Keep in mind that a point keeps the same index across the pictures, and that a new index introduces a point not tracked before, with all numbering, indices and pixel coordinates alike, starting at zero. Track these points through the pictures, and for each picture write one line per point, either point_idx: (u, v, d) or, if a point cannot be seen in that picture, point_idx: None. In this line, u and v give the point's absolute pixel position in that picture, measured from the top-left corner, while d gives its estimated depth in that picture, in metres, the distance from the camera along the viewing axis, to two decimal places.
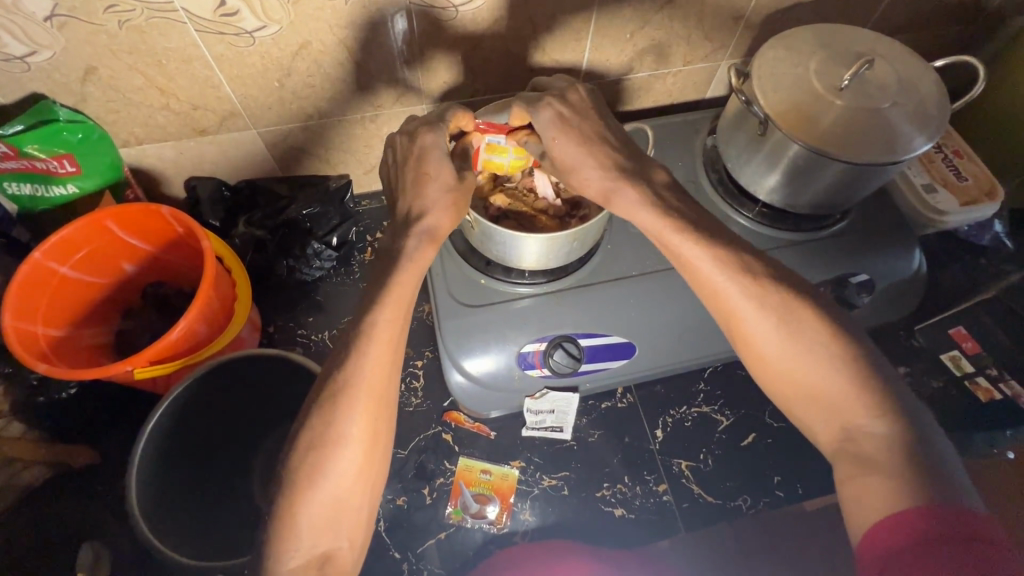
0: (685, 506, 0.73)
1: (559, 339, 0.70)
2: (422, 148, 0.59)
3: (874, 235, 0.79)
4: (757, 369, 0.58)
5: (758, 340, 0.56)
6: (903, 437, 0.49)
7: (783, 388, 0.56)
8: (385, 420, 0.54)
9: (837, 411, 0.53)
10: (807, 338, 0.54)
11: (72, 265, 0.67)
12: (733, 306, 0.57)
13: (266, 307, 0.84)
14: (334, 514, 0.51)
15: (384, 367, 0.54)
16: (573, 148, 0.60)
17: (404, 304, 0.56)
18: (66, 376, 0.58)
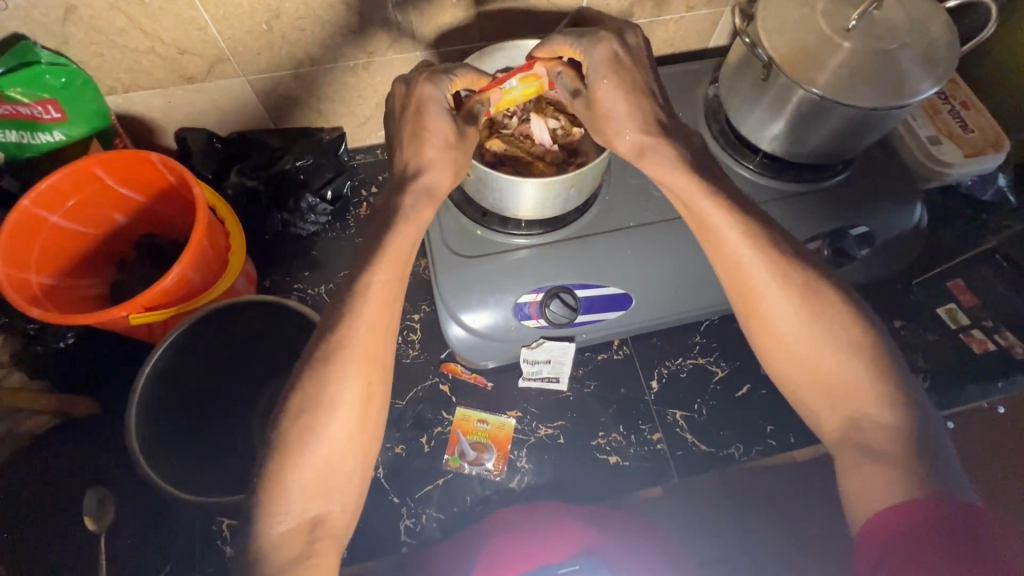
0: (678, 453, 0.75)
1: (555, 290, 0.70)
2: (422, 98, 0.59)
3: (875, 186, 0.78)
4: (767, 348, 0.58)
5: (776, 316, 0.57)
6: (907, 428, 0.51)
7: (793, 365, 0.56)
8: (376, 387, 0.55)
9: (848, 398, 0.54)
10: (825, 321, 0.55)
11: (63, 214, 0.66)
12: (753, 280, 0.57)
13: (261, 261, 0.84)
14: (324, 479, 0.52)
15: (379, 332, 0.55)
16: (615, 94, 0.60)
17: (397, 265, 0.57)
18: (61, 321, 0.58)
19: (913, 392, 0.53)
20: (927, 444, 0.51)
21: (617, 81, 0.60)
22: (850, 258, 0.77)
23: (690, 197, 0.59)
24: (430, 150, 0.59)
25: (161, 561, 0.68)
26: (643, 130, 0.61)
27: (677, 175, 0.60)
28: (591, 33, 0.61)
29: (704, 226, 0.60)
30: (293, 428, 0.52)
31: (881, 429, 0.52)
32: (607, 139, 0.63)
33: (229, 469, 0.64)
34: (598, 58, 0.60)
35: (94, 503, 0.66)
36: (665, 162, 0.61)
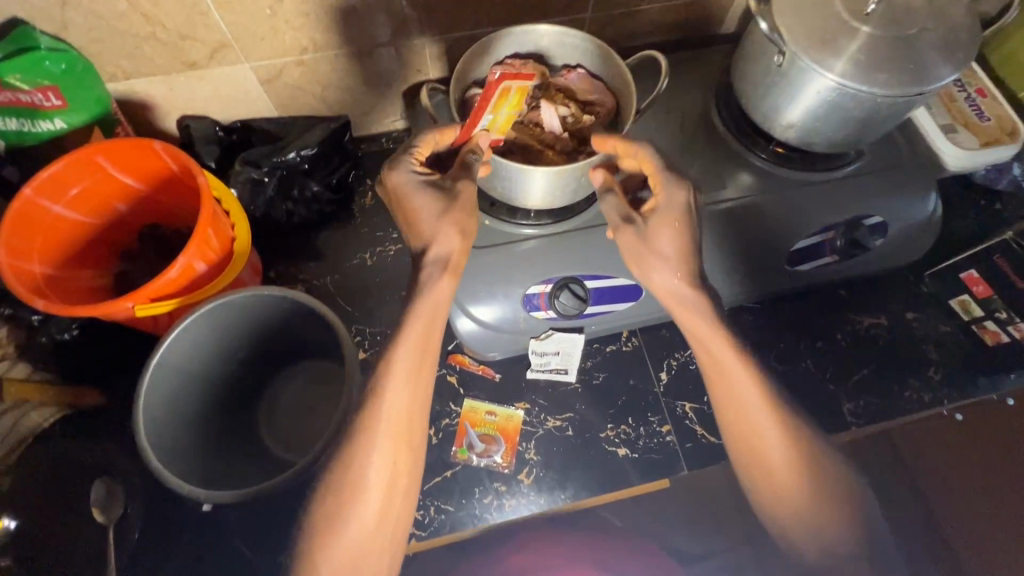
0: (688, 445, 0.74)
1: (564, 281, 0.69)
2: (395, 187, 0.61)
3: (889, 174, 0.77)
4: (762, 485, 0.60)
5: (768, 455, 0.59)
6: (869, 543, 0.57)
7: (785, 495, 0.59)
8: (404, 464, 0.57)
9: (815, 522, 0.58)
10: (802, 445, 0.59)
11: (66, 204, 0.65)
12: (741, 403, 0.60)
13: (266, 252, 0.83)
14: (353, 560, 0.54)
15: (406, 404, 0.57)
16: (670, 241, 0.60)
17: (422, 326, 0.58)
18: (65, 313, 0.57)
19: (867, 505, 0.58)
20: (882, 562, 0.56)
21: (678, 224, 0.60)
22: (867, 248, 0.76)
23: (706, 339, 0.61)
24: (426, 223, 0.59)
25: (170, 551, 0.68)
26: (688, 281, 0.61)
27: (700, 318, 0.61)
28: (677, 173, 0.61)
29: (715, 367, 0.61)
30: (323, 511, 0.54)
31: (843, 549, 0.56)
32: (647, 279, 0.63)
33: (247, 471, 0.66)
34: (671, 201, 0.61)
35: (102, 494, 0.67)
36: (693, 306, 0.62)
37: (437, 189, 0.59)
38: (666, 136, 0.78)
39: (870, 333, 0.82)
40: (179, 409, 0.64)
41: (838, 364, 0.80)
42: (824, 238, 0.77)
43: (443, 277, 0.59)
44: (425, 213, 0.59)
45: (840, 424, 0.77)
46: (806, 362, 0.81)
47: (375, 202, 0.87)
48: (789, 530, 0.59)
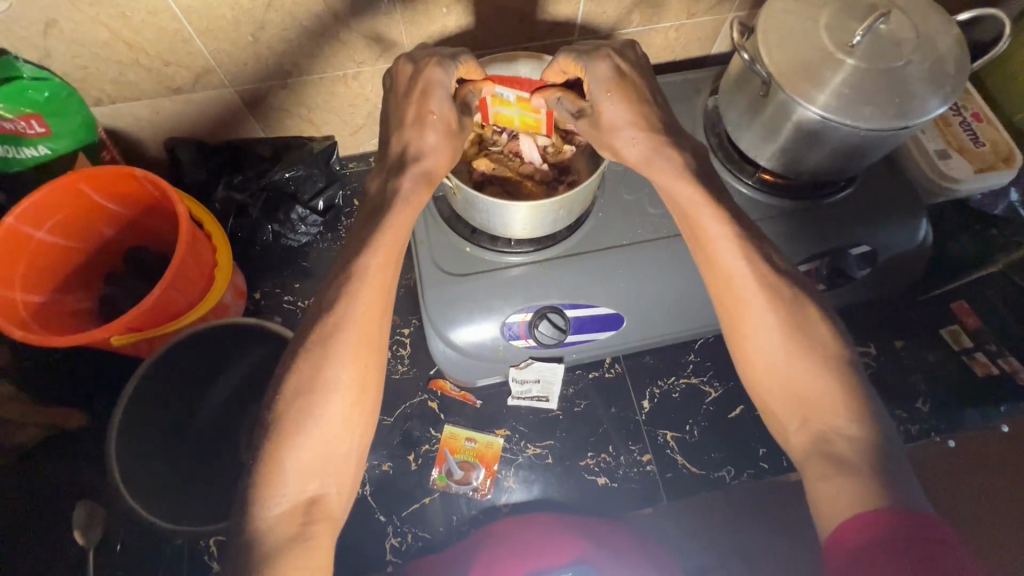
0: (668, 475, 0.74)
1: (544, 310, 0.69)
2: (428, 81, 0.58)
3: (879, 202, 0.76)
4: (748, 361, 0.57)
5: (764, 342, 0.55)
6: (878, 440, 0.51)
7: (773, 364, 0.55)
8: (373, 367, 0.54)
9: (814, 409, 0.53)
10: (806, 330, 0.55)
11: (48, 230, 0.65)
12: (740, 294, 0.57)
13: (251, 272, 0.83)
14: (321, 461, 0.51)
15: (375, 318, 0.54)
16: (621, 105, 0.60)
17: (392, 255, 0.56)
18: (42, 342, 0.57)
19: (875, 401, 0.53)
20: (892, 458, 0.50)
21: (627, 96, 0.60)
22: (851, 277, 0.74)
23: (691, 208, 0.59)
24: (433, 149, 0.59)
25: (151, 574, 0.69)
26: (652, 136, 0.60)
27: (707, 219, 0.58)
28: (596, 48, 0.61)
29: (699, 237, 0.59)
30: (288, 411, 0.51)
31: (849, 441, 0.51)
32: (614, 147, 0.61)
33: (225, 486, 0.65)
34: (603, 72, 0.59)
35: (83, 517, 0.67)
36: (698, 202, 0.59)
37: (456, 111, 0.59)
38: None
39: None
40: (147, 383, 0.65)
41: None
42: (808, 268, 0.75)
43: (423, 189, 0.58)
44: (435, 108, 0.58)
45: None
46: None
47: None
48: (780, 414, 0.55)
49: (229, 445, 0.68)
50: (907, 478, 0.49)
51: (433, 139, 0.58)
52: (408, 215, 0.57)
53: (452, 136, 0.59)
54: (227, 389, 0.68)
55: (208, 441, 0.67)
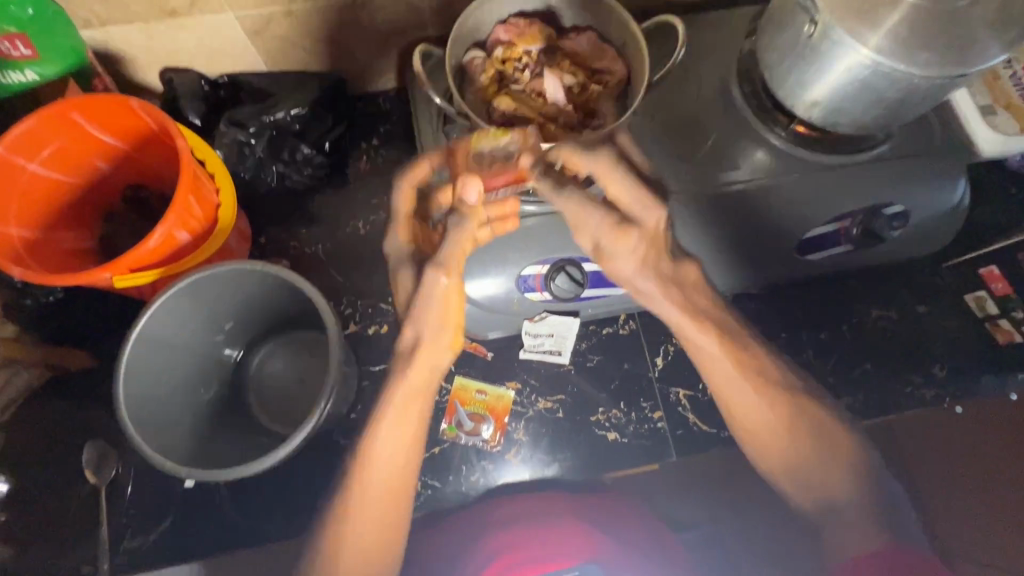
0: (679, 433, 0.73)
1: (561, 263, 0.66)
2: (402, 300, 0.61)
3: (918, 159, 0.71)
4: (765, 459, 0.62)
5: (767, 436, 0.61)
6: (870, 503, 0.58)
7: (784, 450, 0.60)
8: (400, 477, 0.58)
9: (817, 484, 0.59)
10: (803, 422, 0.60)
11: (41, 162, 0.62)
12: (734, 400, 0.61)
13: (256, 216, 0.80)
14: (365, 563, 0.56)
15: (400, 437, 0.58)
16: (625, 269, 0.60)
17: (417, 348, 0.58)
18: (42, 280, 0.55)
19: (871, 462, 0.60)
20: (889, 517, 0.57)
21: (630, 259, 0.59)
22: (883, 240, 0.71)
23: (683, 328, 0.61)
24: (424, 327, 0.57)
25: (160, 515, 0.68)
26: (656, 280, 0.61)
27: (697, 334, 0.61)
28: (609, 213, 0.58)
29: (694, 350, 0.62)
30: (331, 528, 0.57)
31: (851, 507, 0.58)
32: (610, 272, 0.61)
33: (250, 445, 0.68)
34: (630, 247, 0.59)
35: (93, 456, 0.67)
36: (689, 318, 0.61)
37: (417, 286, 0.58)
38: (677, 115, 0.73)
39: (876, 326, 0.79)
40: (165, 371, 0.63)
41: (839, 357, 0.77)
42: (837, 227, 0.73)
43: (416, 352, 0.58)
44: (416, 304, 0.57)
45: None
46: (807, 353, 0.77)
47: (369, 166, 0.83)
48: (788, 480, 0.61)
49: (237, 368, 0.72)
50: (903, 529, 0.56)
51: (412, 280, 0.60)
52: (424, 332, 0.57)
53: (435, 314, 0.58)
54: (252, 391, 0.72)
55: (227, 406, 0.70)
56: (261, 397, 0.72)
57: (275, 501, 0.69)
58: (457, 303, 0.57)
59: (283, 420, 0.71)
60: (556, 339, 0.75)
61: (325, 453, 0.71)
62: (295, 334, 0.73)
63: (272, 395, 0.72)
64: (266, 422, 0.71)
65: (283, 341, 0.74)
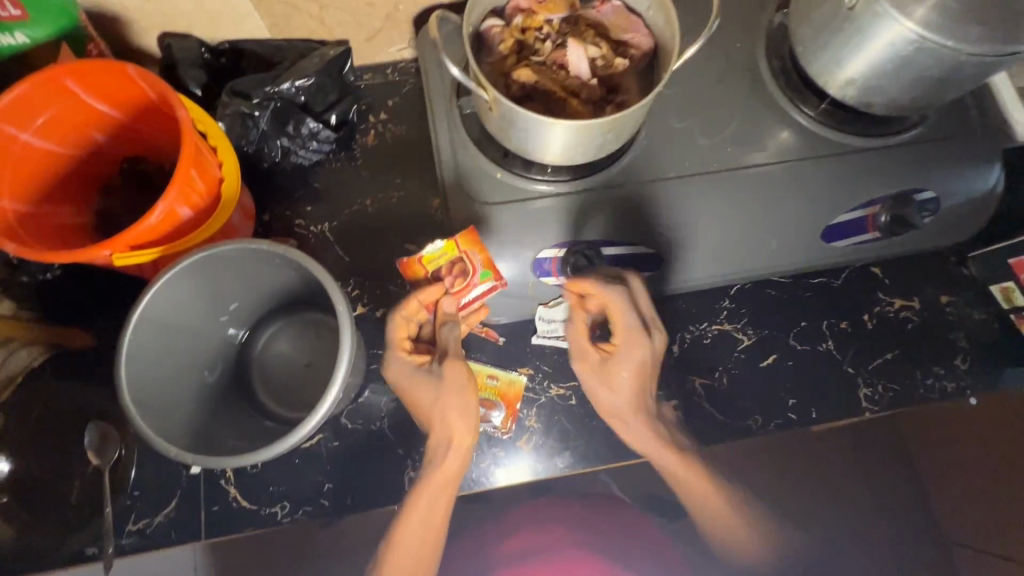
0: (694, 422, 0.72)
1: (579, 247, 0.65)
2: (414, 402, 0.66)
3: (954, 143, 0.68)
4: (718, 532, 0.66)
5: (729, 521, 0.66)
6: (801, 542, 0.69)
7: (725, 518, 0.66)
8: (432, 542, 0.63)
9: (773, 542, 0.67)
10: (746, 503, 0.68)
11: (35, 132, 0.58)
12: (697, 493, 0.66)
13: (260, 192, 0.77)
14: None
15: (430, 514, 0.63)
16: (625, 381, 0.67)
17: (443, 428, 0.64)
18: (38, 258, 0.52)
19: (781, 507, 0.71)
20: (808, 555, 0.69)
21: (636, 374, 0.67)
22: (913, 226, 0.67)
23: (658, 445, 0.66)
24: (452, 423, 0.64)
25: (166, 498, 0.67)
26: (641, 395, 0.67)
27: (656, 437, 0.67)
28: (636, 326, 0.65)
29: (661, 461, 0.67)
30: None
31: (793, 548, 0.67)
32: (598, 404, 0.69)
33: (257, 430, 0.67)
34: (639, 358, 0.66)
35: (96, 439, 0.66)
36: (647, 420, 0.68)
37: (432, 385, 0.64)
38: (702, 92, 0.70)
39: (898, 317, 0.77)
40: (168, 354, 0.61)
41: (859, 348, 0.75)
42: (865, 214, 0.69)
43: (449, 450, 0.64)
44: (433, 407, 0.64)
45: (856, 410, 0.73)
46: (827, 343, 0.75)
47: (377, 142, 0.80)
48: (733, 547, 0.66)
49: (242, 348, 0.71)
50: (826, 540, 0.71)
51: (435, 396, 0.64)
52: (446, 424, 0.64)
53: (451, 415, 0.64)
54: (258, 373, 0.70)
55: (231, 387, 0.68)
56: (266, 380, 0.70)
57: (283, 484, 0.68)
58: (470, 404, 0.64)
59: (289, 404, 0.69)
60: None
61: (333, 436, 0.69)
62: (299, 315, 0.71)
63: (278, 377, 0.71)
64: (272, 405, 0.69)
65: (288, 322, 0.72)
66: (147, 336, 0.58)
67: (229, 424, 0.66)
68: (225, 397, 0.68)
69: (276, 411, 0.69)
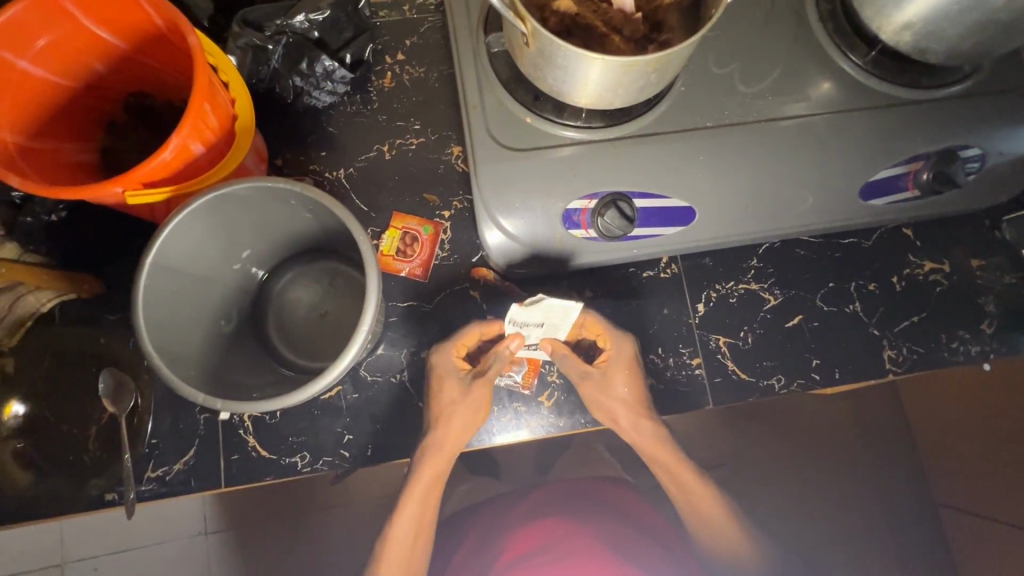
0: (716, 381, 0.71)
1: (612, 198, 0.61)
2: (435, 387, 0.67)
3: (1006, 96, 0.65)
4: (685, 497, 0.71)
5: (720, 521, 0.71)
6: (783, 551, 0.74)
7: (706, 500, 0.71)
8: (428, 509, 0.68)
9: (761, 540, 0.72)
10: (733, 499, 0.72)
11: (34, 59, 0.54)
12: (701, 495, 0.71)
13: (272, 135, 0.74)
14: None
15: (429, 486, 0.68)
16: (620, 380, 0.68)
17: (455, 426, 0.66)
18: (45, 193, 0.49)
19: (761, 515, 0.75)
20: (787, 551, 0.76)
21: (625, 374, 0.68)
22: (955, 185, 0.64)
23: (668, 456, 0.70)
24: (456, 415, 0.66)
25: (185, 448, 0.66)
26: (637, 399, 0.69)
27: (655, 442, 0.70)
28: (623, 328, 0.70)
29: (668, 465, 0.71)
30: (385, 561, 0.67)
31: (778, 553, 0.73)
32: (593, 409, 0.68)
33: (275, 381, 0.65)
34: (623, 362, 0.69)
35: (111, 385, 0.65)
36: (651, 432, 0.70)
37: (462, 385, 0.67)
38: (743, 36, 0.66)
39: (927, 280, 0.75)
40: (183, 300, 0.59)
41: (886, 310, 0.74)
42: (906, 170, 0.66)
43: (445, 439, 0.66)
44: (452, 404, 0.66)
45: (879, 371, 0.73)
46: (854, 305, 0.74)
47: (395, 85, 0.75)
48: (699, 505, 0.71)
49: (258, 297, 0.69)
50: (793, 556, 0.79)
51: (451, 392, 0.67)
52: (455, 421, 0.66)
53: (468, 408, 0.66)
54: (275, 321, 0.69)
55: (246, 337, 0.67)
56: (285, 329, 0.69)
57: (303, 435, 0.67)
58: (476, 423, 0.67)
59: (307, 354, 0.68)
60: (547, 329, 0.68)
61: (352, 389, 0.68)
62: (316, 262, 0.70)
63: (296, 327, 0.69)
64: (290, 354, 0.68)
65: (305, 270, 0.70)
66: (160, 281, 0.55)
67: (248, 372, 0.64)
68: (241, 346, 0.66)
69: (293, 363, 0.67)
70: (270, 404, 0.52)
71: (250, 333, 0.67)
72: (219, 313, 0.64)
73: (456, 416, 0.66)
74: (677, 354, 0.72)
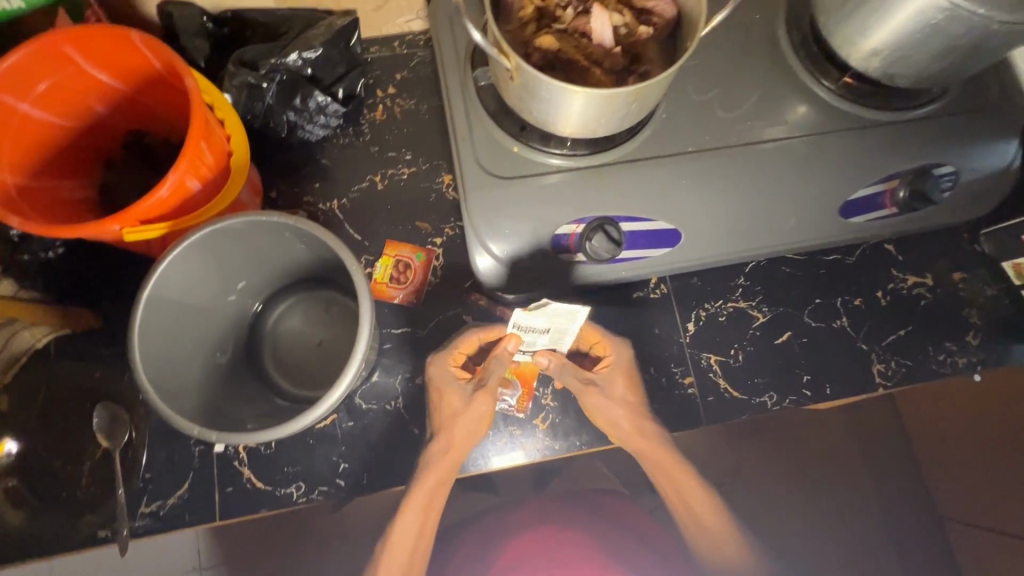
0: (709, 399, 0.72)
1: (598, 221, 0.62)
2: (439, 394, 0.67)
3: (973, 117, 0.68)
4: (687, 514, 0.71)
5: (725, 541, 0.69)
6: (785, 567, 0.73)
7: (709, 517, 0.70)
8: (430, 521, 0.66)
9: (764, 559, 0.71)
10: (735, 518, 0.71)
11: (34, 103, 0.56)
12: (706, 513, 0.70)
13: (267, 168, 0.76)
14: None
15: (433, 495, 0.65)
16: (620, 387, 0.69)
17: (466, 429, 0.66)
18: (44, 232, 0.50)
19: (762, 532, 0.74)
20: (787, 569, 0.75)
21: (624, 381, 0.69)
22: (933, 200, 0.65)
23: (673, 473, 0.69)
24: (463, 421, 0.65)
25: (179, 481, 0.66)
26: (637, 409, 0.69)
27: (659, 455, 0.69)
28: (619, 334, 0.72)
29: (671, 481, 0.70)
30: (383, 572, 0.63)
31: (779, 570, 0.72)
32: (598, 418, 0.68)
33: (270, 411, 0.65)
34: (619, 368, 0.70)
35: (106, 420, 0.65)
36: (658, 441, 0.68)
37: (467, 392, 0.66)
38: (719, 66, 0.68)
39: (911, 294, 0.77)
40: (179, 333, 0.59)
41: (873, 324, 0.75)
42: (884, 188, 0.68)
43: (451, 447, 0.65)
44: (461, 410, 0.65)
45: (869, 385, 0.73)
46: (842, 320, 0.75)
47: (386, 117, 0.78)
48: (703, 524, 0.70)
49: (255, 324, 0.70)
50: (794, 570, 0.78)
51: (458, 400, 0.66)
52: (465, 423, 0.66)
53: (475, 414, 0.66)
54: (271, 348, 0.69)
55: (242, 368, 0.67)
56: (280, 358, 0.69)
57: (298, 464, 0.67)
58: (480, 431, 0.67)
59: (302, 383, 0.68)
60: (553, 333, 0.68)
61: (347, 416, 0.68)
62: (311, 290, 0.70)
63: (292, 355, 0.69)
64: (286, 384, 0.68)
65: (302, 298, 0.71)
66: (157, 315, 0.56)
67: (243, 403, 0.64)
68: (237, 377, 0.66)
69: (288, 392, 0.68)
70: (264, 436, 0.52)
71: (245, 362, 0.68)
72: (214, 345, 0.64)
73: (464, 422, 0.66)
74: (669, 373, 0.72)
